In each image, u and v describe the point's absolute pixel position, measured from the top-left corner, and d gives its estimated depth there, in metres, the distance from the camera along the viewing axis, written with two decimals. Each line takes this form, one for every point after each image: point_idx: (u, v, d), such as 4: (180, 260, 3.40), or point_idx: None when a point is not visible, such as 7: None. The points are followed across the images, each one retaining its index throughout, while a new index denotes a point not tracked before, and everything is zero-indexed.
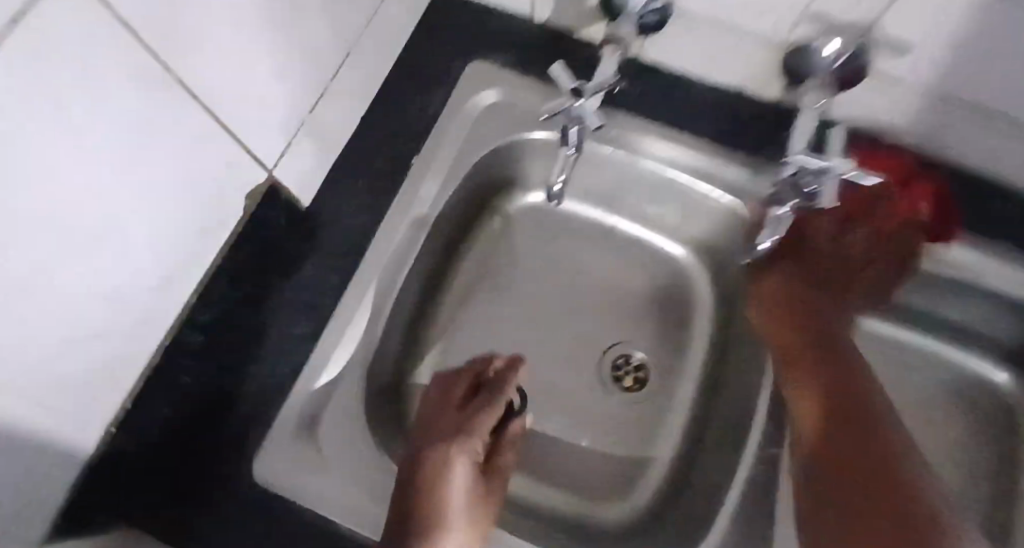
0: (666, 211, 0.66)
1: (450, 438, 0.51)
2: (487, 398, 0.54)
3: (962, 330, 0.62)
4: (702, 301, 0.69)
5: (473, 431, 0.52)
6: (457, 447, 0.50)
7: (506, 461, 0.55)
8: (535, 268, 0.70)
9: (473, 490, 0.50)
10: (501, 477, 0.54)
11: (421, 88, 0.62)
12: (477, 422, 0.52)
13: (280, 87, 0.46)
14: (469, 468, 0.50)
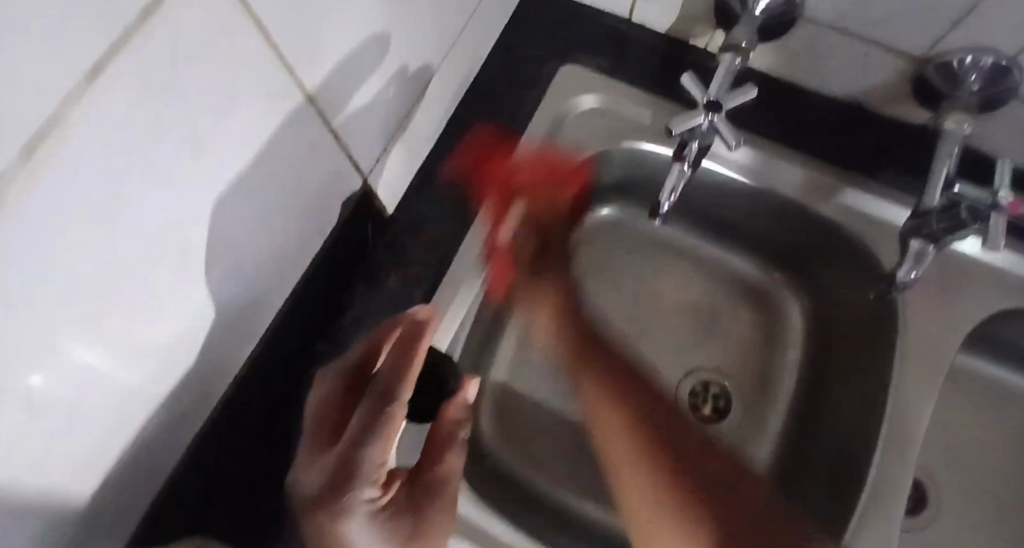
0: (763, 233, 0.62)
1: (329, 484, 0.36)
2: (370, 406, 0.37)
3: None
4: (794, 334, 0.65)
5: (357, 467, 0.36)
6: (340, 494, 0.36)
7: (456, 460, 0.42)
8: (617, 287, 0.67)
9: (396, 527, 0.38)
10: (448, 484, 0.41)
11: (513, 89, 0.60)
12: (361, 452, 0.36)
13: (381, 91, 0.43)
14: (370, 513, 0.37)
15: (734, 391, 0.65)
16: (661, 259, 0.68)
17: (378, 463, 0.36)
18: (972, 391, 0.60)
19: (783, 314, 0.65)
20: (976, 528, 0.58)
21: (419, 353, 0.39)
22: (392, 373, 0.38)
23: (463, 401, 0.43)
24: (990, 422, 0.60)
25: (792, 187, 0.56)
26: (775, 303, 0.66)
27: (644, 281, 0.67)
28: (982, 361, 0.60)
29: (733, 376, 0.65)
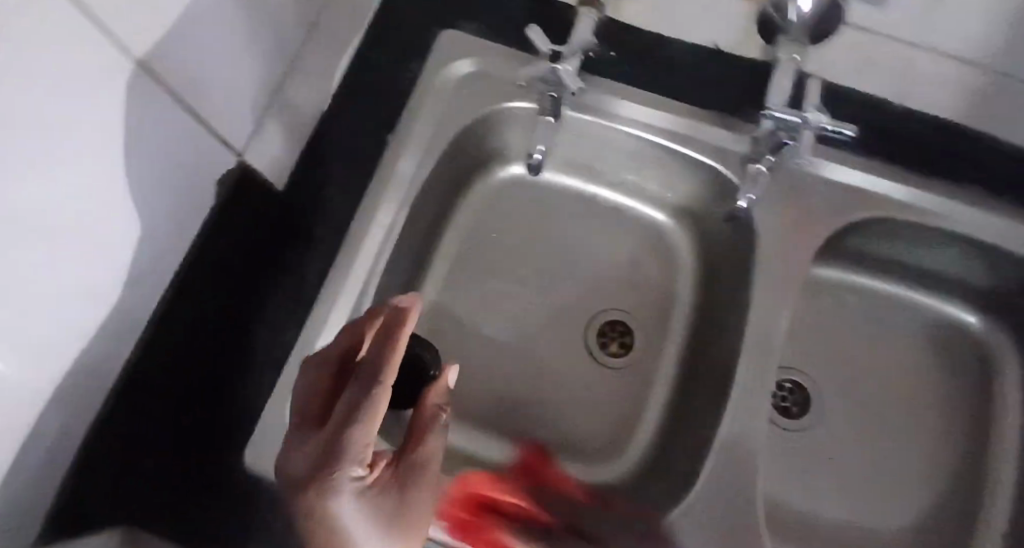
0: (646, 175, 0.66)
1: (320, 465, 0.35)
2: (358, 387, 0.37)
3: (926, 273, 0.65)
4: (685, 270, 0.69)
5: (345, 444, 0.35)
6: (329, 474, 0.35)
7: (436, 444, 0.39)
8: (519, 241, 0.70)
9: (383, 516, 0.36)
10: (431, 470, 0.38)
11: (393, 57, 0.62)
12: (349, 429, 0.35)
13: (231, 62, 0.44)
14: (360, 498, 0.35)
15: (639, 326, 0.68)
16: (558, 211, 0.71)
17: (368, 442, 0.36)
18: (846, 299, 0.67)
19: (675, 250, 0.70)
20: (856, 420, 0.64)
21: (401, 336, 0.39)
22: (376, 352, 0.39)
23: (442, 387, 0.42)
24: (862, 325, 0.67)
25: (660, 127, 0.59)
26: (668, 242, 0.70)
27: (544, 232, 0.70)
28: (849, 271, 0.67)
29: (635, 311, 0.69)
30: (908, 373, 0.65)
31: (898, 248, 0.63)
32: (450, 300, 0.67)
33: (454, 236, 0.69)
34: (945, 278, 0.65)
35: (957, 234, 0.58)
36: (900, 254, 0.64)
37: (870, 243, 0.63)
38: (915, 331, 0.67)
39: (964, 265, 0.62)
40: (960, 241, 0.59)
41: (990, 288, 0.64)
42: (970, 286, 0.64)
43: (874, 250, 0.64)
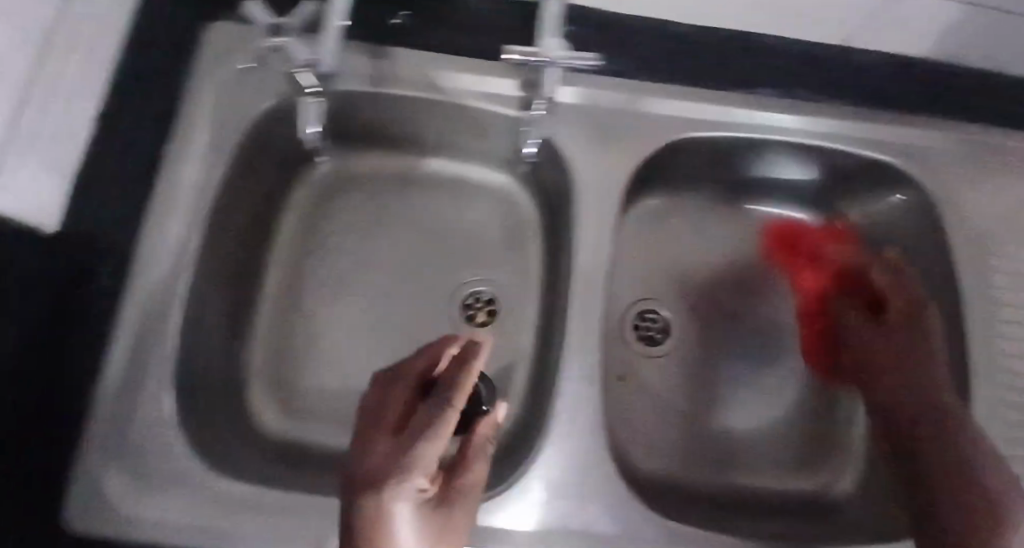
0: (470, 138, 0.64)
1: (389, 470, 0.38)
2: (433, 407, 0.42)
3: (758, 183, 0.66)
4: (532, 224, 0.68)
5: (415, 460, 0.39)
6: (397, 483, 0.37)
7: (479, 474, 0.45)
8: (361, 229, 0.66)
9: (431, 534, 0.40)
10: (469, 499, 0.43)
11: (168, 63, 0.57)
12: (420, 445, 0.39)
13: None
14: (417, 509, 0.39)
15: (501, 290, 0.67)
16: (391, 191, 0.68)
17: (433, 460, 0.40)
18: (685, 222, 0.68)
19: (519, 206, 0.69)
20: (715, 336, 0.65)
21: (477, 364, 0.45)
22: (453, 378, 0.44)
23: (492, 421, 0.47)
24: (708, 244, 0.68)
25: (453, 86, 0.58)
26: (510, 201, 0.69)
27: (381, 216, 0.67)
28: (682, 195, 0.67)
29: (494, 277, 0.67)
30: (755, 280, 0.68)
31: (718, 165, 0.64)
32: (296, 305, 0.63)
33: (288, 235, 0.65)
34: (778, 184, 0.67)
35: (767, 140, 0.59)
36: (722, 170, 0.64)
37: (687, 165, 0.63)
38: (757, 239, 0.69)
39: (784, 168, 0.64)
40: (774, 147, 0.60)
41: (813, 187, 0.66)
42: (796, 188, 0.66)
43: (698, 170, 0.64)
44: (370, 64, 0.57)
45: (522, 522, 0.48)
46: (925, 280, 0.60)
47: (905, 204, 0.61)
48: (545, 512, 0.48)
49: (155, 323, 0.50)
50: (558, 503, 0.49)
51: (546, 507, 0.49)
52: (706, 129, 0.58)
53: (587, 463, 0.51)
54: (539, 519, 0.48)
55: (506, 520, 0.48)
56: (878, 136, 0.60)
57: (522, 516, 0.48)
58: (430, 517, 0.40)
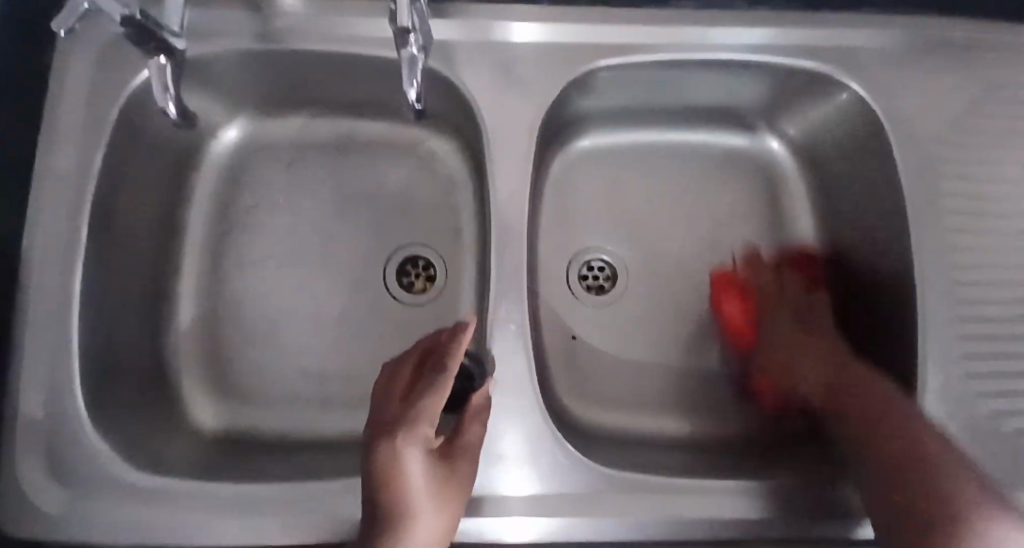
0: (378, 92, 0.60)
1: (398, 422, 0.40)
2: (432, 373, 0.43)
3: (692, 109, 0.62)
4: (460, 177, 0.64)
5: (419, 414, 0.41)
6: (407, 433, 0.39)
7: (475, 436, 0.45)
8: (275, 204, 0.63)
9: (440, 481, 0.40)
10: (473, 457, 0.44)
11: (26, 50, 0.53)
12: (421, 401, 0.41)
13: None
14: (427, 457, 0.40)
15: (435, 252, 0.63)
16: (308, 157, 0.64)
17: (435, 413, 0.41)
18: (622, 161, 0.63)
19: (443, 161, 0.64)
20: (662, 277, 0.62)
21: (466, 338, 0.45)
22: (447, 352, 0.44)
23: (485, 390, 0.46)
24: (649, 181, 0.63)
25: (330, 37, 0.53)
26: (432, 154, 0.64)
27: (297, 185, 0.63)
28: (613, 131, 0.63)
29: (426, 238, 0.63)
30: (703, 213, 0.63)
31: (643, 95, 0.59)
32: (216, 290, 0.60)
33: (202, 218, 0.62)
34: (713, 109, 0.62)
35: (686, 61, 0.54)
36: (650, 99, 0.60)
37: (611, 97, 0.58)
38: (703, 168, 0.64)
39: (716, 89, 0.58)
40: (698, 67, 0.55)
41: (752, 106, 0.61)
42: (733, 109, 0.61)
43: (623, 102, 0.60)
44: (239, 23, 0.52)
45: (512, 490, 0.46)
46: (875, 192, 0.55)
47: (848, 113, 0.56)
48: (536, 478, 0.47)
49: (39, 325, 0.47)
50: (522, 472, 0.47)
51: (535, 472, 0.47)
52: (619, 53, 0.53)
53: (535, 423, 0.48)
54: (534, 487, 0.46)
55: (501, 489, 0.46)
56: (810, 40, 0.54)
57: (516, 484, 0.46)
58: (437, 480, 0.40)
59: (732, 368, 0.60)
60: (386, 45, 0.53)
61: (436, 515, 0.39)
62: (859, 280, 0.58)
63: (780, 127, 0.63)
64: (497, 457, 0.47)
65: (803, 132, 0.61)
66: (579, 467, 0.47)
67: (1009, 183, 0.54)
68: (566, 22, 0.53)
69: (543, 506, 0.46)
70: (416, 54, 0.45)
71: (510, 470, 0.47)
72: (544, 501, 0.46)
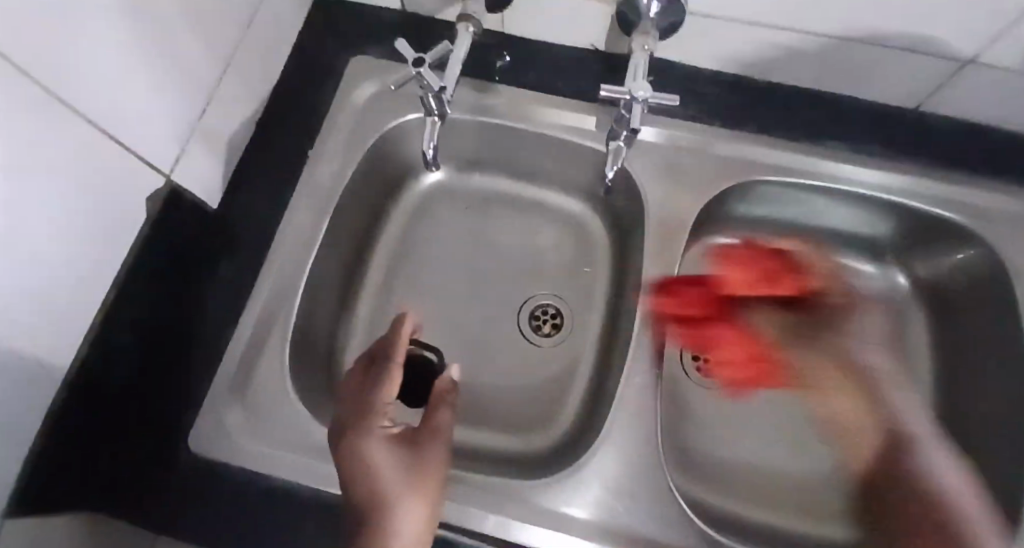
0: (557, 168, 0.72)
1: (350, 424, 0.48)
2: (377, 372, 0.52)
3: (830, 233, 0.69)
4: (606, 250, 0.73)
5: (370, 407, 0.49)
6: (356, 431, 0.47)
7: (441, 418, 0.50)
8: (449, 240, 0.75)
9: (409, 461, 0.46)
10: (440, 435, 0.49)
11: (308, 88, 0.69)
12: (370, 399, 0.50)
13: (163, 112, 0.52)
14: (385, 444, 0.47)
15: (571, 309, 0.72)
16: (485, 208, 0.76)
17: (381, 406, 0.49)
18: None
19: (594, 235, 0.74)
20: None
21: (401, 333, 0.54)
22: (387, 354, 0.53)
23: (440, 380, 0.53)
24: None
25: (549, 121, 0.66)
26: (586, 226, 0.75)
27: (471, 229, 0.75)
28: (749, 237, 0.71)
29: (565, 295, 0.72)
30: None
31: (785, 211, 0.67)
32: (387, 301, 0.72)
33: (389, 239, 0.75)
34: (847, 237, 0.69)
35: (833, 191, 0.62)
36: (789, 216, 0.68)
37: (756, 208, 0.67)
38: None
39: (853, 219, 0.66)
40: (843, 197, 0.63)
41: (883, 241, 0.68)
42: (864, 240, 0.68)
43: (765, 214, 0.68)
44: (475, 99, 0.67)
45: (612, 525, 0.52)
46: (995, 342, 0.60)
47: (978, 266, 0.62)
48: (635, 520, 0.52)
49: (272, 296, 0.59)
50: (623, 512, 0.53)
51: (635, 514, 0.53)
52: (777, 174, 0.62)
53: (643, 470, 0.54)
54: (633, 528, 0.52)
55: (601, 522, 0.52)
56: (953, 194, 0.61)
57: (615, 524, 0.52)
58: (402, 457, 0.46)
59: (825, 474, 0.63)
60: (591, 134, 0.66)
61: (405, 483, 0.45)
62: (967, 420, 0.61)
63: (907, 266, 0.69)
64: (600, 493, 0.53)
65: (929, 274, 0.67)
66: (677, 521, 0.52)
67: None
68: (737, 141, 0.63)
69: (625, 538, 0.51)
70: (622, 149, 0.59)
71: (616, 506, 0.53)
72: (631, 537, 0.51)
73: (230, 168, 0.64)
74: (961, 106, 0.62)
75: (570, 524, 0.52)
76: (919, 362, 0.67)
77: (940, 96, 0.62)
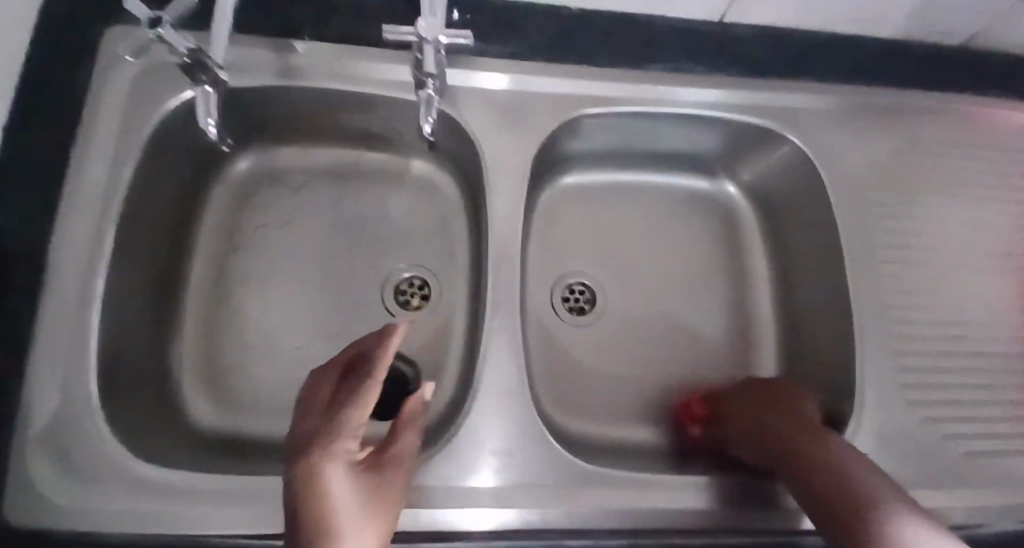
0: (384, 126, 0.66)
1: (312, 441, 0.37)
2: (355, 383, 0.41)
3: (664, 153, 0.70)
4: (454, 206, 0.69)
5: (340, 426, 0.38)
6: (321, 455, 0.36)
7: (409, 443, 0.41)
8: (281, 225, 0.67)
9: (370, 500, 0.36)
10: (406, 467, 0.40)
11: (65, 76, 0.57)
12: (344, 411, 0.39)
13: None
14: (350, 473, 0.37)
15: (428, 274, 0.68)
16: (315, 183, 0.69)
17: (354, 425, 0.38)
18: (600, 198, 0.71)
19: (441, 191, 0.70)
20: (635, 303, 0.68)
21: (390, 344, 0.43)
22: (372, 361, 0.42)
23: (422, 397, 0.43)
24: (623, 215, 0.71)
25: (357, 78, 0.59)
26: (428, 184, 0.70)
27: (303, 208, 0.68)
28: (593, 172, 0.70)
29: (420, 261, 0.68)
30: (670, 246, 0.71)
31: (621, 141, 0.67)
32: (221, 305, 0.64)
33: (209, 235, 0.66)
34: (681, 156, 0.70)
35: (660, 113, 0.62)
36: (625, 145, 0.68)
37: (593, 140, 0.66)
38: (670, 207, 0.72)
39: (685, 137, 0.67)
40: (672, 117, 0.63)
41: (714, 155, 0.70)
42: (696, 157, 0.70)
43: (603, 145, 0.67)
44: (270, 60, 0.58)
45: (498, 487, 0.50)
46: (818, 234, 0.64)
47: (795, 166, 0.65)
48: (519, 477, 0.51)
49: (60, 326, 0.50)
50: (508, 472, 0.51)
51: (519, 472, 0.51)
52: (605, 103, 0.61)
53: (521, 427, 0.53)
54: (521, 483, 0.50)
55: (486, 486, 0.50)
56: (764, 99, 0.63)
57: (501, 486, 0.50)
58: (366, 490, 0.36)
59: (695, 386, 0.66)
60: (403, 87, 0.59)
61: (365, 526, 0.35)
62: (801, 308, 0.66)
63: (737, 176, 0.71)
64: (479, 460, 0.51)
65: (757, 181, 0.70)
66: (562, 466, 0.51)
67: (932, 226, 0.63)
68: (561, 74, 0.61)
69: (504, 497, 0.49)
70: (432, 98, 0.54)
71: (500, 467, 0.51)
72: (519, 494, 0.50)
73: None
74: (761, 12, 0.64)
75: (454, 497, 0.49)
76: (762, 263, 0.71)
77: (741, 6, 0.63)
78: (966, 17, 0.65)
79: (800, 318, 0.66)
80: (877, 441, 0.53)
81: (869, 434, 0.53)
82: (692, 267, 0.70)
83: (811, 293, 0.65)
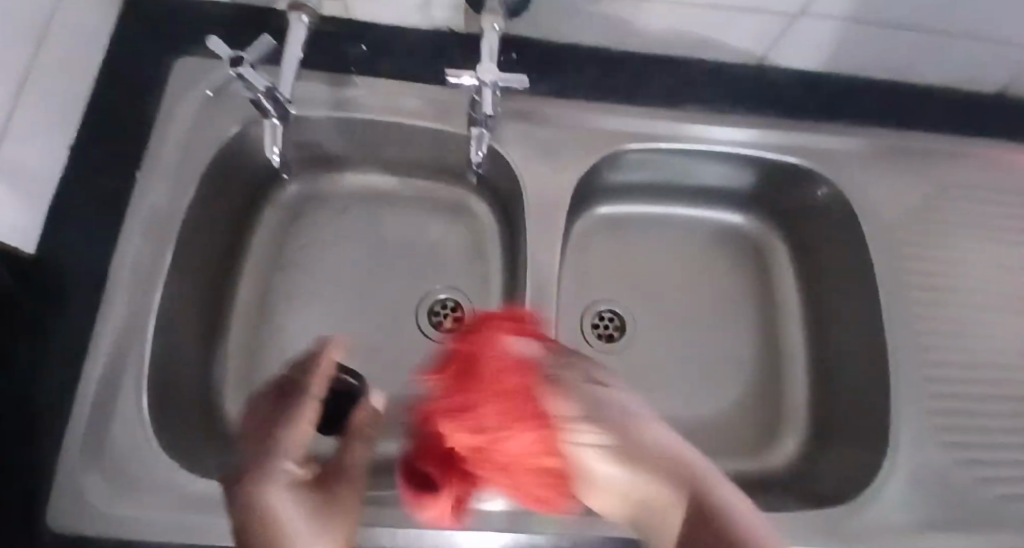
0: (427, 156, 0.68)
1: (252, 464, 0.37)
2: (288, 403, 0.40)
3: (696, 189, 0.71)
4: (491, 235, 0.72)
5: (279, 445, 0.37)
6: (262, 478, 0.36)
7: (358, 460, 0.42)
8: (324, 248, 0.70)
9: (323, 515, 0.36)
10: (356, 482, 0.40)
11: (132, 101, 0.61)
12: (283, 432, 0.38)
13: None
14: (297, 491, 0.36)
15: (464, 300, 0.70)
16: (357, 208, 0.72)
17: (293, 444, 0.38)
18: (632, 230, 0.72)
19: (478, 220, 0.72)
20: (665, 333, 0.69)
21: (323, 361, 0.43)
22: (304, 379, 0.42)
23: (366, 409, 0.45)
24: (654, 247, 0.72)
25: (406, 111, 0.62)
26: (466, 213, 0.72)
27: (346, 232, 0.71)
28: (626, 204, 0.72)
29: (456, 287, 0.70)
30: (701, 280, 0.72)
31: (655, 175, 0.69)
32: (263, 324, 0.66)
33: (255, 256, 0.68)
34: (713, 192, 0.72)
35: (695, 150, 0.64)
36: (659, 179, 0.69)
37: (628, 174, 0.68)
38: (701, 241, 0.73)
39: (718, 173, 0.68)
40: (706, 154, 0.65)
41: (746, 191, 0.71)
42: (728, 193, 0.72)
43: (637, 179, 0.69)
44: (326, 92, 0.61)
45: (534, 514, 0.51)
46: (849, 271, 0.65)
47: (827, 204, 0.67)
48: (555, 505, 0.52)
49: (121, 342, 0.52)
50: None
51: None
52: (643, 139, 0.63)
53: None
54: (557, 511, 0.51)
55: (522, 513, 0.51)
56: (798, 139, 0.65)
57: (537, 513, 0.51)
58: (317, 505, 0.36)
59: (723, 419, 0.67)
60: (451, 120, 0.62)
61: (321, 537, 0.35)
62: (832, 345, 0.67)
63: (768, 212, 0.73)
64: None
65: (788, 218, 0.72)
66: None
67: (963, 268, 0.64)
68: (601, 111, 0.63)
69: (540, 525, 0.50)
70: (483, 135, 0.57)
71: None
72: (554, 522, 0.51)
73: (48, 200, 0.56)
74: (795, 57, 0.66)
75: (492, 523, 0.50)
76: (791, 299, 0.72)
77: (776, 51, 0.66)
78: (996, 65, 0.67)
79: (830, 355, 0.67)
80: (908, 481, 0.54)
81: (902, 474, 0.54)
82: (722, 300, 0.71)
83: (842, 330, 0.66)
